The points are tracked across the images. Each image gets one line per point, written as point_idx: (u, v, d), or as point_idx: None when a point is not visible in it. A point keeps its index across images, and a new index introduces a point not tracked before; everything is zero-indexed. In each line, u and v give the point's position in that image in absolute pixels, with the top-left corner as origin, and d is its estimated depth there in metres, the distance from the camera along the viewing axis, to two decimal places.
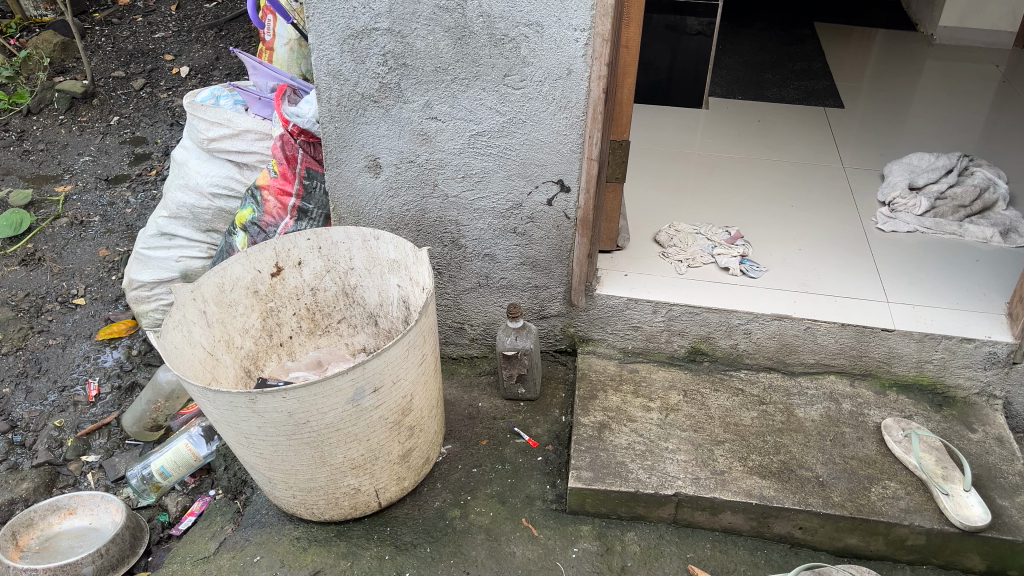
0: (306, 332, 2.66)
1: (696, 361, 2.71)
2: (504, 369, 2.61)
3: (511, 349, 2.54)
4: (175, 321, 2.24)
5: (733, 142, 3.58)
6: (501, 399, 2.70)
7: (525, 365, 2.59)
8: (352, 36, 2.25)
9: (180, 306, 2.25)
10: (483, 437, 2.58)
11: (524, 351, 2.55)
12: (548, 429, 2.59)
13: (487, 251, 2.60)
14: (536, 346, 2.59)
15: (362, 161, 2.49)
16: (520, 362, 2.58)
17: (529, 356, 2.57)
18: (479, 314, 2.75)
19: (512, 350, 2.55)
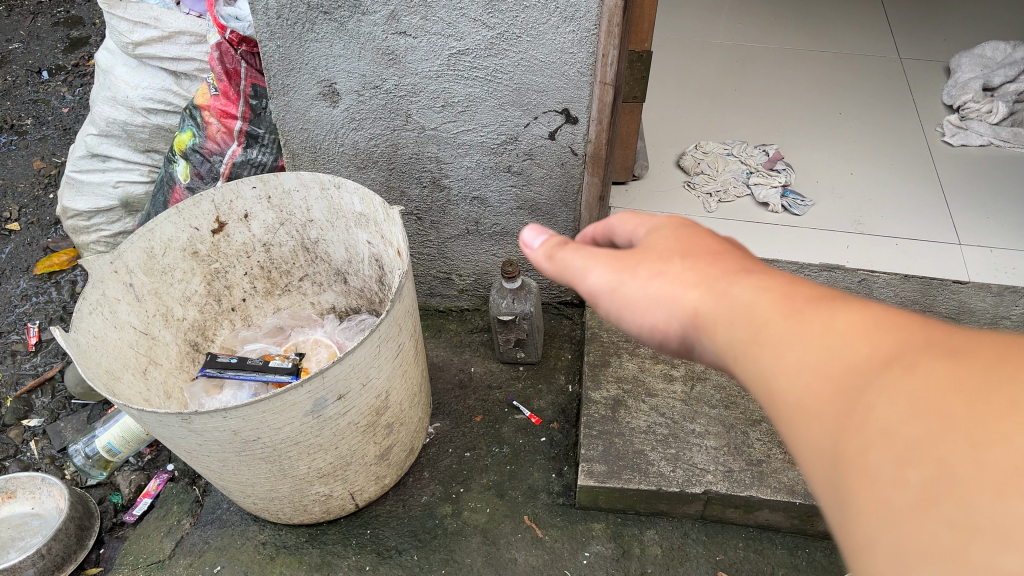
0: (262, 293, 2.24)
1: None
2: (501, 335, 2.19)
3: (510, 314, 2.11)
4: (93, 302, 1.80)
5: (768, 31, 2.99)
6: (495, 363, 2.31)
7: (527, 329, 2.16)
8: None
9: (97, 284, 1.80)
10: (476, 412, 2.21)
11: (527, 316, 2.12)
12: (553, 402, 2.21)
13: (475, 193, 2.13)
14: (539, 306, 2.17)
15: (315, 87, 1.96)
16: (518, 326, 2.16)
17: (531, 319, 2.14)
18: (468, 263, 2.30)
19: (512, 315, 2.11)
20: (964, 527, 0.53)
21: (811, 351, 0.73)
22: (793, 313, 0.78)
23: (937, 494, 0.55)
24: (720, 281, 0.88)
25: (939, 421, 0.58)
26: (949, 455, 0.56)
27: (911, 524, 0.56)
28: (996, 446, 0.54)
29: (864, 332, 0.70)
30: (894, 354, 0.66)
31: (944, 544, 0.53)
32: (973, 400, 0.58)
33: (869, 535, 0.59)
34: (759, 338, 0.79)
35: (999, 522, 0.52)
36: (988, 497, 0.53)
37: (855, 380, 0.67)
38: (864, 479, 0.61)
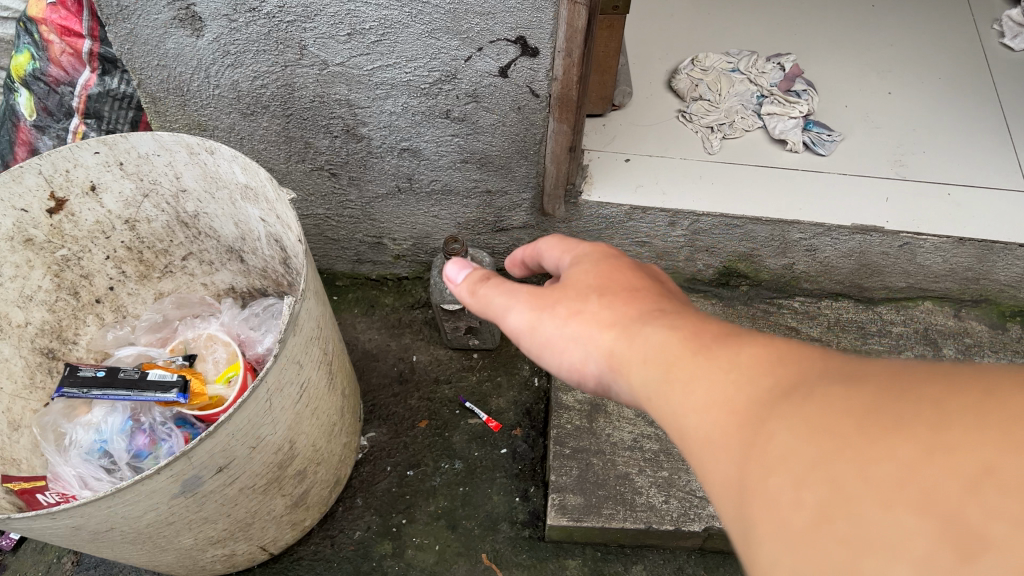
0: (137, 278, 1.72)
1: (729, 285, 1.84)
2: (448, 323, 1.73)
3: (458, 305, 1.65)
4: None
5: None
6: (443, 349, 1.86)
7: (482, 318, 1.70)
8: None
9: None
10: (421, 415, 1.78)
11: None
12: (515, 400, 1.78)
13: (404, 144, 1.60)
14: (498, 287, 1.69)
15: (165, 11, 1.37)
16: (470, 314, 1.69)
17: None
18: (403, 226, 1.80)
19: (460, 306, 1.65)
20: (866, 549, 0.46)
21: (714, 384, 0.65)
22: (701, 358, 0.69)
23: (833, 516, 0.48)
24: (625, 312, 1.08)
25: (833, 439, 0.51)
26: (846, 474, 0.49)
27: (810, 553, 0.48)
28: (894, 459, 0.48)
29: (760, 359, 0.64)
30: (786, 372, 0.61)
31: (839, 564, 0.46)
32: (871, 417, 0.51)
33: (771, 571, 0.50)
34: (668, 369, 0.71)
35: (896, 542, 0.45)
36: (882, 512, 0.46)
37: (699, 344, 0.71)
38: (762, 510, 0.53)
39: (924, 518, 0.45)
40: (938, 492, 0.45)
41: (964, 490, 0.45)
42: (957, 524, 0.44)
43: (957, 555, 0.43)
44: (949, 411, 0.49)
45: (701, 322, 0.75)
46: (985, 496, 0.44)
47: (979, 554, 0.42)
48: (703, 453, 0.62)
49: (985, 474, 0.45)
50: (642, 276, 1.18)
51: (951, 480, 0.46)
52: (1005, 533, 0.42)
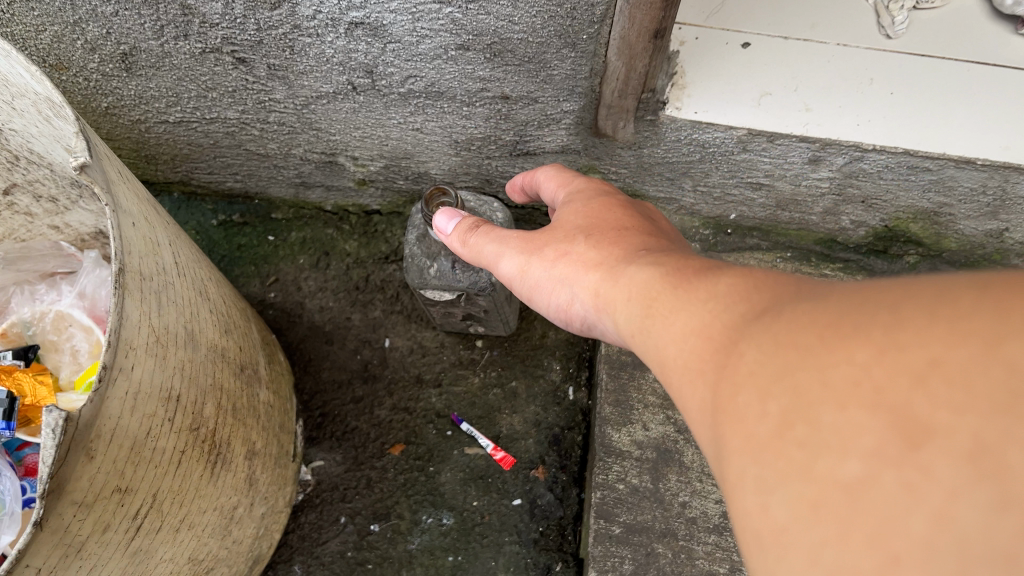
0: None
1: (889, 255, 1.18)
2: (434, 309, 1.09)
3: (450, 294, 1.00)
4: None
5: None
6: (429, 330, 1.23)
7: (490, 309, 1.06)
8: None
9: None
10: (394, 436, 1.18)
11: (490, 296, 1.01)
12: (537, 421, 1.16)
13: (355, 14, 0.86)
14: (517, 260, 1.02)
15: None
16: (469, 302, 1.04)
17: (498, 298, 1.02)
18: (368, 140, 1.11)
19: (451, 294, 1.01)
20: (821, 447, 0.36)
21: (693, 312, 0.51)
22: (681, 292, 0.55)
23: (795, 424, 0.37)
24: (621, 244, 0.70)
25: (796, 348, 0.39)
26: (805, 378, 0.38)
27: (772, 465, 0.38)
28: (850, 359, 0.36)
29: (741, 295, 0.49)
30: (769, 304, 0.46)
31: (794, 466, 0.36)
32: (828, 322, 0.39)
33: (738, 497, 0.40)
34: (668, 308, 0.54)
35: (847, 439, 0.35)
36: (840, 414, 0.35)
37: (729, 328, 0.47)
38: (729, 426, 0.42)
39: (882, 418, 0.34)
40: (893, 383, 0.34)
41: (912, 382, 0.34)
42: (909, 415, 0.33)
43: (904, 445, 0.33)
44: (937, 301, 0.36)
45: (691, 270, 0.58)
46: (934, 382, 0.33)
47: (926, 446, 0.33)
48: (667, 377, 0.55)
49: (938, 368, 0.33)
50: (642, 211, 0.79)
51: (898, 375, 0.34)
52: (965, 424, 0.32)
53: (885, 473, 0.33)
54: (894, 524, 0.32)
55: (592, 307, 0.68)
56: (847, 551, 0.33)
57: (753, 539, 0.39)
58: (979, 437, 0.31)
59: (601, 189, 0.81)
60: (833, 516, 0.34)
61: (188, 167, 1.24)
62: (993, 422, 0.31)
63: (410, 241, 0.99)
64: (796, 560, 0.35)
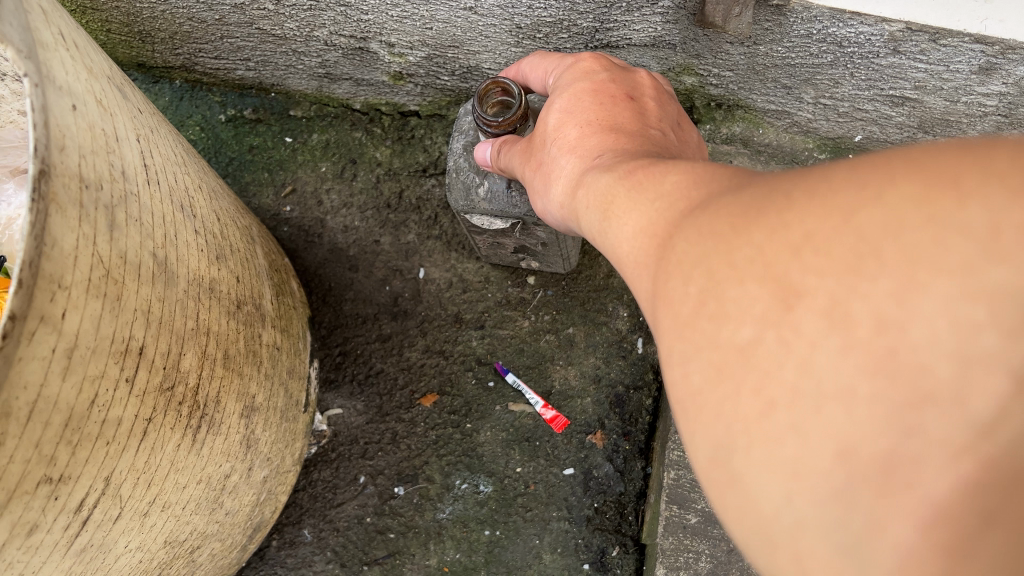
0: None
1: None
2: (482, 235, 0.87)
3: (503, 222, 0.80)
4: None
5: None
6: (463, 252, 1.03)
7: (549, 243, 0.86)
8: None
9: None
10: (425, 384, 0.99)
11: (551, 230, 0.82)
12: (597, 376, 0.97)
13: None
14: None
15: None
16: (527, 234, 0.84)
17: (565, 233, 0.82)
18: (404, 22, 0.89)
19: (504, 223, 0.80)
20: (721, 316, 0.33)
21: (638, 206, 0.45)
22: (634, 180, 0.48)
23: (706, 301, 0.34)
24: (586, 145, 0.58)
25: (710, 229, 0.35)
26: (715, 258, 0.34)
27: (685, 342, 0.35)
28: (750, 239, 0.32)
29: (691, 183, 0.42)
30: (716, 188, 0.40)
31: (703, 338, 0.33)
32: (740, 204, 0.34)
33: (664, 365, 0.37)
34: (622, 191, 0.48)
35: (734, 308, 0.32)
36: (735, 288, 0.32)
37: (669, 213, 0.41)
38: (660, 306, 0.38)
39: (768, 286, 0.31)
40: (778, 252, 0.31)
41: (792, 252, 0.30)
42: (785, 283, 0.30)
43: (781, 309, 0.30)
44: (825, 176, 0.31)
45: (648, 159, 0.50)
46: (806, 252, 0.30)
47: (797, 307, 0.29)
48: None
49: (810, 239, 0.30)
50: (623, 86, 0.63)
51: (783, 247, 0.31)
52: (826, 283, 0.29)
53: (767, 336, 0.30)
54: (773, 382, 0.30)
55: (563, 215, 0.60)
56: (739, 410, 0.31)
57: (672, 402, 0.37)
58: (837, 294, 0.28)
59: (576, 77, 0.64)
60: (730, 378, 0.32)
61: (191, 49, 1.02)
62: (846, 280, 0.28)
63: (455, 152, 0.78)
64: (701, 418, 0.34)
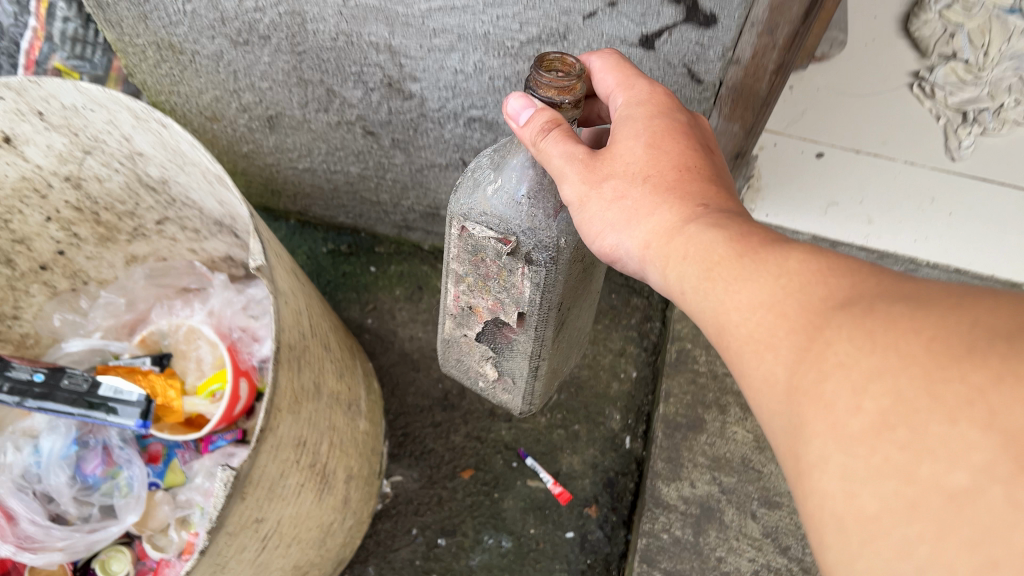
0: (95, 241, 1.23)
1: None
2: (457, 278, 0.86)
3: (494, 244, 0.76)
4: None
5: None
6: (440, 349, 1.03)
7: (524, 325, 0.85)
8: None
9: None
10: (465, 461, 1.32)
11: (526, 276, 0.78)
12: (596, 463, 1.30)
13: (476, 116, 1.03)
14: (573, 269, 0.82)
15: None
16: (507, 289, 0.81)
17: (546, 279, 0.78)
18: None
19: (494, 239, 0.76)
20: (928, 454, 0.38)
21: (762, 283, 0.52)
22: (746, 263, 0.54)
23: (890, 425, 0.40)
24: (687, 189, 0.64)
25: (901, 357, 0.41)
26: (911, 385, 0.40)
27: (862, 456, 0.41)
28: (964, 379, 0.38)
29: (814, 276, 0.49)
30: (853, 292, 0.46)
31: (900, 470, 0.39)
32: (943, 339, 0.40)
33: (813, 463, 0.44)
34: (734, 278, 0.54)
35: (953, 452, 0.37)
36: (947, 425, 0.38)
37: (806, 310, 0.48)
38: (813, 408, 0.44)
39: (993, 439, 0.36)
40: (1005, 410, 0.36)
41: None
42: (1018, 441, 0.35)
43: (1018, 469, 0.35)
44: None
45: (760, 230, 0.57)
46: None
47: None
48: (729, 358, 0.53)
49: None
50: (700, 135, 0.71)
51: (1015, 404, 0.36)
52: None
53: (993, 488, 0.35)
54: (994, 536, 0.35)
55: (641, 254, 0.65)
56: (945, 552, 0.36)
57: (827, 515, 0.43)
58: None
59: (672, 114, 0.70)
60: (934, 517, 0.37)
61: (308, 203, 1.40)
62: None
63: (477, 164, 0.79)
64: (886, 551, 0.39)
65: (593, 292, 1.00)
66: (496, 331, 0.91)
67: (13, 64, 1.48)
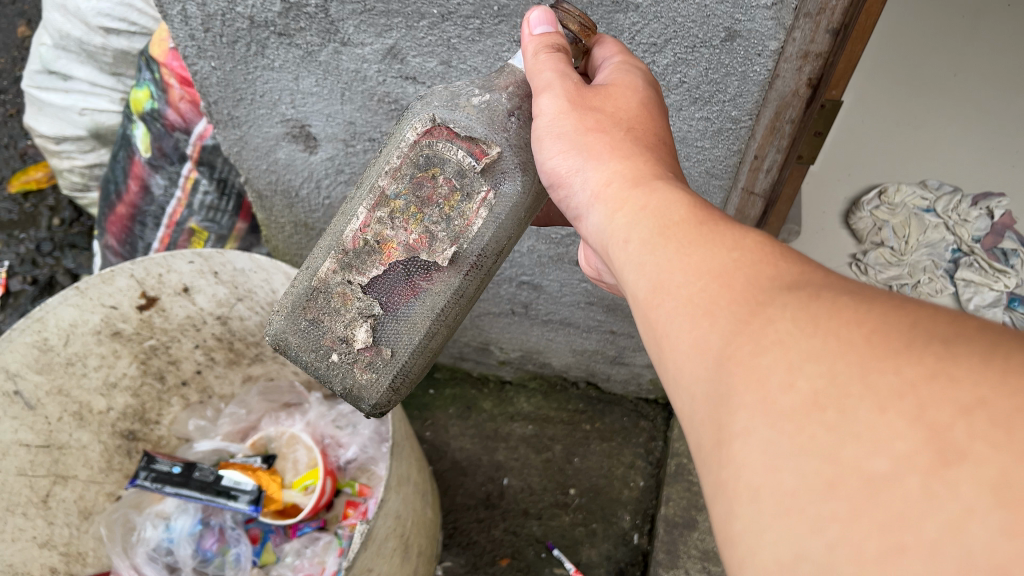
0: (224, 363, 1.60)
1: None
2: (381, 200, 0.84)
3: (461, 156, 0.82)
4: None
5: (936, 145, 2.21)
6: (279, 306, 0.90)
7: (451, 275, 0.85)
8: None
9: None
10: (503, 551, 1.61)
11: (487, 204, 0.83)
12: (610, 555, 1.59)
13: (526, 279, 1.41)
14: (520, 218, 0.86)
15: (279, 126, 1.23)
16: (450, 222, 0.84)
17: (509, 211, 0.83)
18: (513, 340, 1.63)
19: (464, 153, 0.82)
20: (851, 438, 0.40)
21: (713, 251, 0.56)
22: (702, 227, 0.59)
23: (824, 406, 0.41)
24: (650, 154, 0.73)
25: (838, 338, 0.43)
26: (848, 364, 0.42)
27: (791, 433, 0.42)
28: (898, 371, 0.40)
29: (763, 257, 0.53)
30: (798, 278, 0.50)
31: (824, 451, 0.40)
32: (882, 327, 0.42)
33: (737, 435, 0.45)
34: (684, 239, 0.58)
35: (876, 438, 0.39)
36: (876, 414, 0.39)
37: (749, 282, 0.51)
38: (740, 378, 0.46)
39: (920, 434, 0.37)
40: (936, 405, 0.38)
41: (958, 412, 0.37)
42: (942, 438, 0.37)
43: (935, 461, 0.36)
44: (966, 349, 0.39)
45: (708, 209, 0.62)
46: (976, 418, 0.36)
47: (956, 466, 0.36)
48: (657, 319, 0.56)
49: (982, 405, 0.37)
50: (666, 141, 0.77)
51: (946, 405, 0.37)
52: (997, 460, 0.35)
53: (912, 478, 0.37)
54: (909, 523, 0.36)
55: (598, 191, 0.72)
56: (855, 534, 0.38)
57: (740, 487, 0.44)
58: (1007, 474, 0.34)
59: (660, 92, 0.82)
60: (849, 498, 0.38)
61: None
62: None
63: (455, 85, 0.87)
64: (800, 525, 0.40)
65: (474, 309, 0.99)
66: (391, 281, 0.86)
67: (156, 223, 1.88)
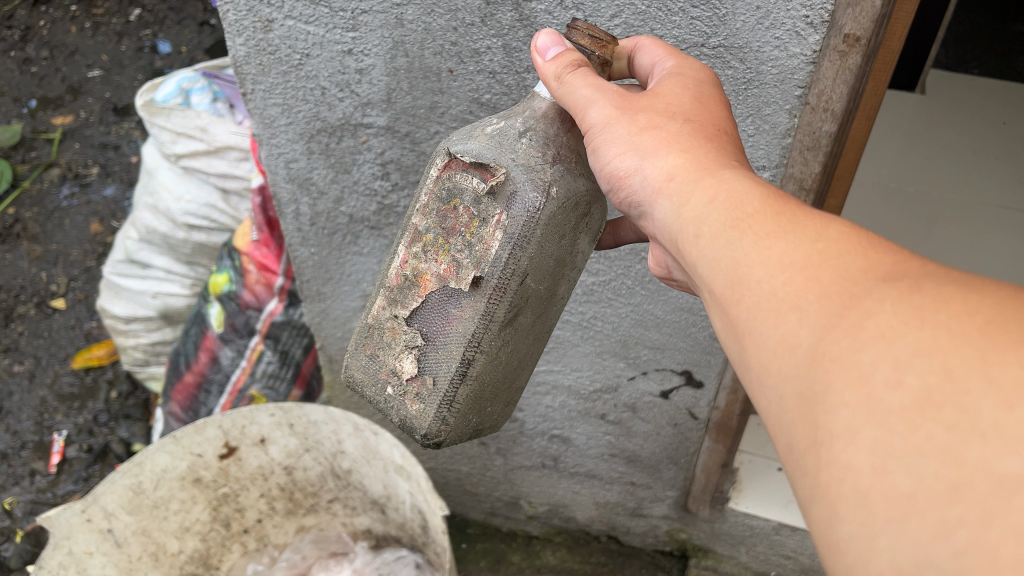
0: (282, 512, 1.77)
1: None
2: (416, 236, 0.95)
3: (475, 184, 0.91)
4: (56, 566, 1.42)
5: None
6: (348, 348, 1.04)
7: (476, 299, 0.92)
8: (330, 152, 1.28)
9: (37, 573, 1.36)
10: None
11: (500, 226, 0.90)
12: None
13: (556, 433, 1.63)
14: (564, 221, 0.92)
15: (357, 300, 1.51)
16: (473, 248, 0.92)
17: (521, 232, 0.89)
18: (541, 493, 1.82)
19: (477, 180, 0.91)
20: (973, 436, 0.45)
21: (800, 252, 0.64)
22: (780, 225, 0.67)
23: (944, 403, 0.47)
24: (702, 145, 0.81)
25: (951, 334, 0.50)
26: (963, 361, 0.48)
27: (909, 433, 0.48)
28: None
29: (852, 252, 0.61)
30: (895, 276, 0.57)
31: (943, 450, 0.46)
32: (996, 325, 0.49)
33: (845, 434, 0.52)
34: (762, 234, 0.67)
35: (1005, 433, 0.44)
36: (1001, 410, 0.45)
37: (843, 283, 0.59)
38: (846, 373, 0.53)
39: None
40: None
41: None
42: None
43: None
44: None
45: (778, 203, 0.70)
46: None
47: None
48: (750, 315, 0.64)
49: None
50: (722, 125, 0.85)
51: None
52: None
53: None
54: None
55: (659, 184, 0.81)
56: (987, 530, 0.43)
57: (848, 486, 0.51)
58: None
59: (708, 80, 0.91)
60: (975, 498, 0.44)
61: None
62: None
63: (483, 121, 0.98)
64: (923, 528, 0.46)
65: (536, 346, 1.03)
66: (432, 311, 0.95)
67: (220, 391, 2.10)
